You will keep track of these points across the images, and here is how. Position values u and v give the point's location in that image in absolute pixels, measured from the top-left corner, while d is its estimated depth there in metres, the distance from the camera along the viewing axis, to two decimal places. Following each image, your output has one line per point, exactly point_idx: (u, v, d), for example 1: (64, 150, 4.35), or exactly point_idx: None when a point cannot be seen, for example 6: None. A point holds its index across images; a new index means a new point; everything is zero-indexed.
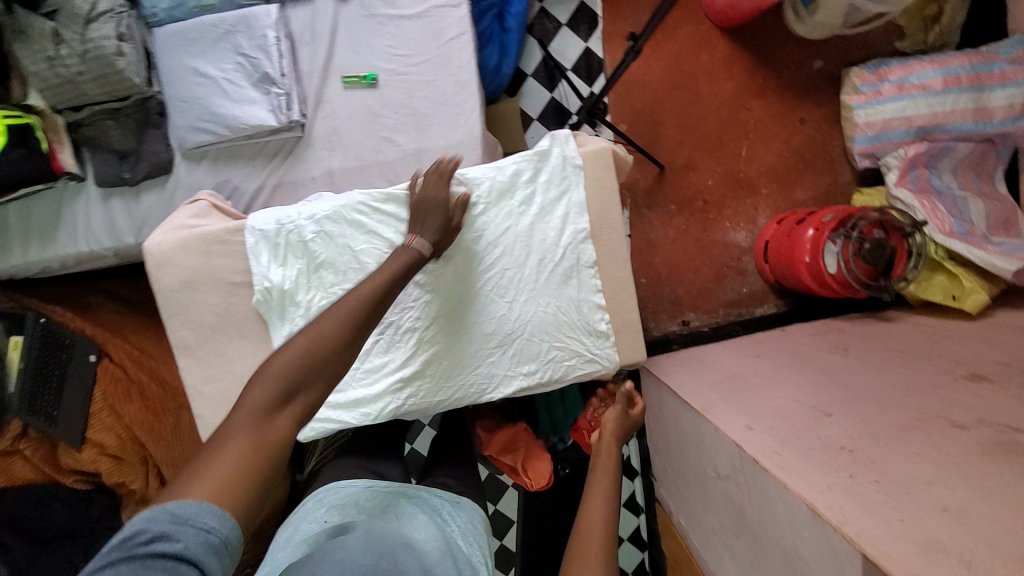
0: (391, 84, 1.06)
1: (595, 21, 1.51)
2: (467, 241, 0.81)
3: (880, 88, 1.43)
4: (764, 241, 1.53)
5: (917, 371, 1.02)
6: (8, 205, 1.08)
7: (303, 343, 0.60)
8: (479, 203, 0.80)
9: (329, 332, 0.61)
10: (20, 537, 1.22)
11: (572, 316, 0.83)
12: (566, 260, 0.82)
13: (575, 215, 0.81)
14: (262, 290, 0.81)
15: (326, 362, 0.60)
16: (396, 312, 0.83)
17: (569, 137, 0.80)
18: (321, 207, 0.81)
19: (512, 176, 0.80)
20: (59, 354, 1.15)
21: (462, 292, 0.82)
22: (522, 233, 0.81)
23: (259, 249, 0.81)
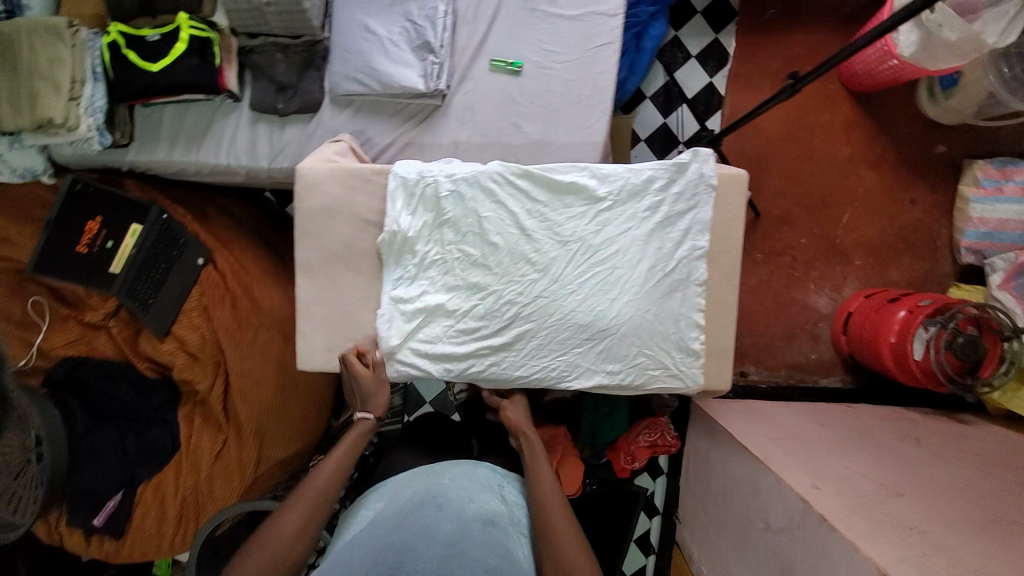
0: (534, 75, 1.11)
1: (725, 61, 1.54)
2: (586, 232, 0.84)
3: (1003, 186, 1.38)
4: (847, 311, 1.51)
5: (998, 477, 0.97)
6: (167, 106, 1.19)
7: (275, 538, 0.78)
8: (608, 199, 0.84)
9: (286, 539, 0.78)
10: (84, 406, 1.32)
11: (667, 329, 0.84)
12: (677, 273, 0.83)
13: (697, 232, 0.83)
14: (390, 232, 0.86)
15: (288, 552, 0.78)
16: (502, 283, 0.86)
17: (710, 157, 0.82)
18: (461, 168, 0.86)
19: (645, 181, 0.83)
20: (172, 250, 1.25)
21: (568, 279, 0.85)
22: (641, 237, 0.83)
23: (397, 195, 0.86)
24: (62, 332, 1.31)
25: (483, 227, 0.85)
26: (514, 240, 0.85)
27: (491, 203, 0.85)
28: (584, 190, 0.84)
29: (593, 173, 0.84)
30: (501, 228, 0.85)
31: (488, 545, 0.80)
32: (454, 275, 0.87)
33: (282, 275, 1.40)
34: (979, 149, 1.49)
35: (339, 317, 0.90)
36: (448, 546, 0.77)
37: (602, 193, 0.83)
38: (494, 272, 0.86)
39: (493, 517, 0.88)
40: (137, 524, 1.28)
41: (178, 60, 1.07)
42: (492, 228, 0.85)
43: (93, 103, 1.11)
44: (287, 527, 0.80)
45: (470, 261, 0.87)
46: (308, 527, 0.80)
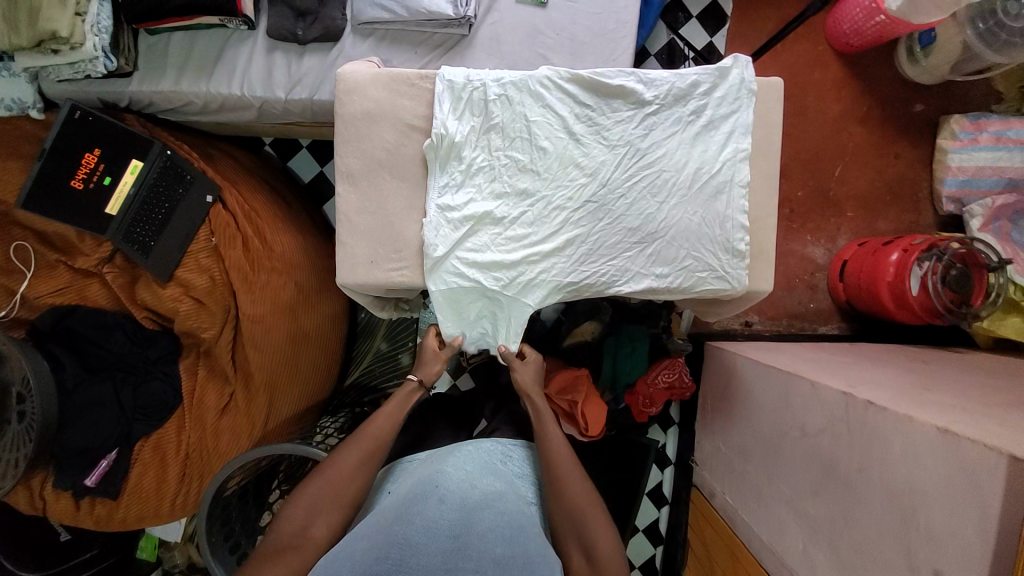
0: (560, 8, 1.13)
1: (723, 21, 1.61)
2: (633, 136, 0.86)
3: (978, 137, 1.50)
4: (842, 259, 1.59)
5: (1007, 378, 1.03)
6: (174, 34, 1.13)
7: (335, 473, 0.84)
8: (654, 103, 0.85)
9: (345, 473, 0.84)
10: (76, 359, 1.25)
11: (714, 232, 0.86)
12: (722, 175, 0.85)
13: (740, 135, 0.85)
14: (436, 135, 0.85)
15: (346, 490, 0.84)
16: (551, 188, 0.86)
17: (750, 63, 0.85)
18: (508, 73, 0.86)
19: (690, 85, 0.85)
20: (178, 186, 1.19)
21: (617, 182, 0.86)
22: (687, 140, 0.86)
23: (444, 98, 0.85)
24: (51, 279, 1.24)
25: (532, 131, 0.86)
26: (563, 144, 0.86)
27: (539, 108, 0.86)
28: (631, 94, 0.85)
29: (638, 78, 0.86)
30: (550, 132, 0.86)
31: (495, 527, 0.77)
32: (502, 181, 0.86)
33: (293, 221, 1.34)
34: (954, 108, 1.61)
35: (381, 226, 0.87)
36: (452, 539, 0.75)
37: (649, 97, 0.85)
38: (543, 178, 0.86)
39: (498, 497, 0.85)
40: (133, 485, 1.22)
41: None
42: (541, 133, 0.86)
43: (98, 22, 1.04)
44: (344, 466, 0.85)
45: (519, 166, 0.86)
46: (365, 465, 0.86)
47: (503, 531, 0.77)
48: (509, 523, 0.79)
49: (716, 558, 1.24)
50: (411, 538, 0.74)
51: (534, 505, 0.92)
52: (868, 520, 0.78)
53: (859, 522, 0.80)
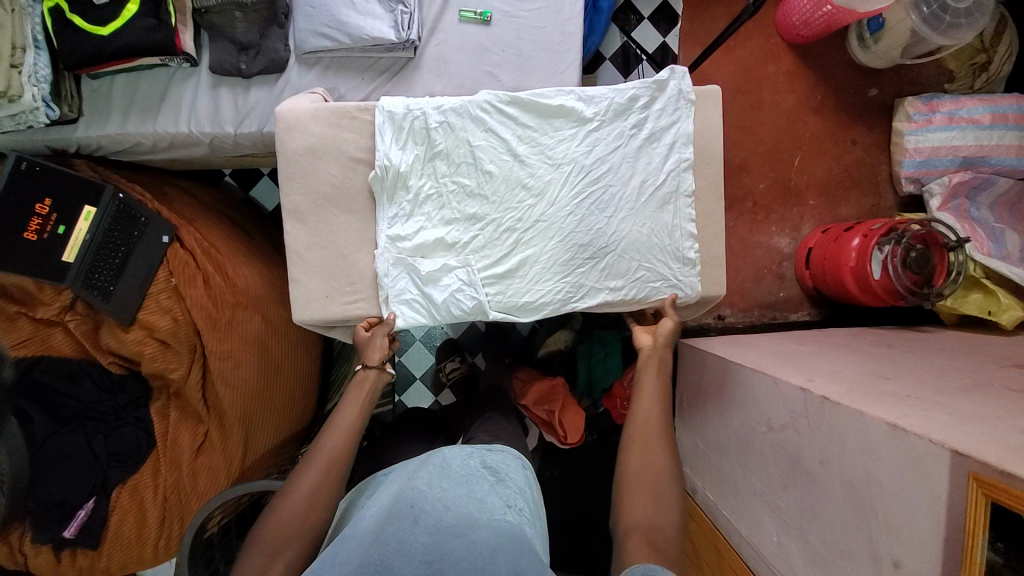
0: (503, 24, 1.13)
1: (675, 21, 1.65)
2: (577, 154, 0.87)
3: (931, 118, 1.52)
4: (807, 247, 1.61)
5: (963, 360, 1.05)
6: (117, 76, 1.12)
7: (289, 506, 0.71)
8: (595, 120, 0.86)
9: (298, 506, 0.71)
10: (44, 412, 1.23)
11: (663, 239, 0.87)
12: (667, 185, 0.86)
13: (681, 145, 0.86)
14: (380, 167, 0.85)
15: (305, 519, 0.70)
16: (500, 210, 0.87)
17: (686, 73, 0.86)
18: (449, 100, 0.86)
19: (628, 100, 0.86)
20: (133, 229, 1.18)
21: (565, 200, 0.87)
22: (630, 154, 0.87)
23: (385, 129, 0.85)
24: (11, 333, 1.21)
25: (477, 156, 0.86)
26: (508, 167, 0.86)
27: (482, 132, 0.86)
28: (570, 113, 0.86)
29: (577, 96, 0.87)
30: (494, 156, 0.86)
31: (470, 551, 0.66)
32: (451, 208, 0.87)
33: (255, 253, 1.34)
34: (906, 89, 1.64)
35: (333, 260, 0.87)
36: (426, 565, 0.65)
37: (589, 114, 0.86)
38: (492, 202, 0.87)
39: (475, 511, 0.73)
40: (114, 532, 1.21)
41: (130, 22, 1.01)
42: (485, 157, 0.86)
43: (36, 71, 1.02)
44: (301, 489, 0.72)
45: (466, 191, 0.87)
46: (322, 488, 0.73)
47: (483, 556, 0.66)
48: (488, 543, 0.68)
49: (702, 555, 1.26)
50: (387, 561, 0.64)
51: (518, 510, 0.79)
52: (834, 512, 0.79)
53: (825, 516, 0.81)
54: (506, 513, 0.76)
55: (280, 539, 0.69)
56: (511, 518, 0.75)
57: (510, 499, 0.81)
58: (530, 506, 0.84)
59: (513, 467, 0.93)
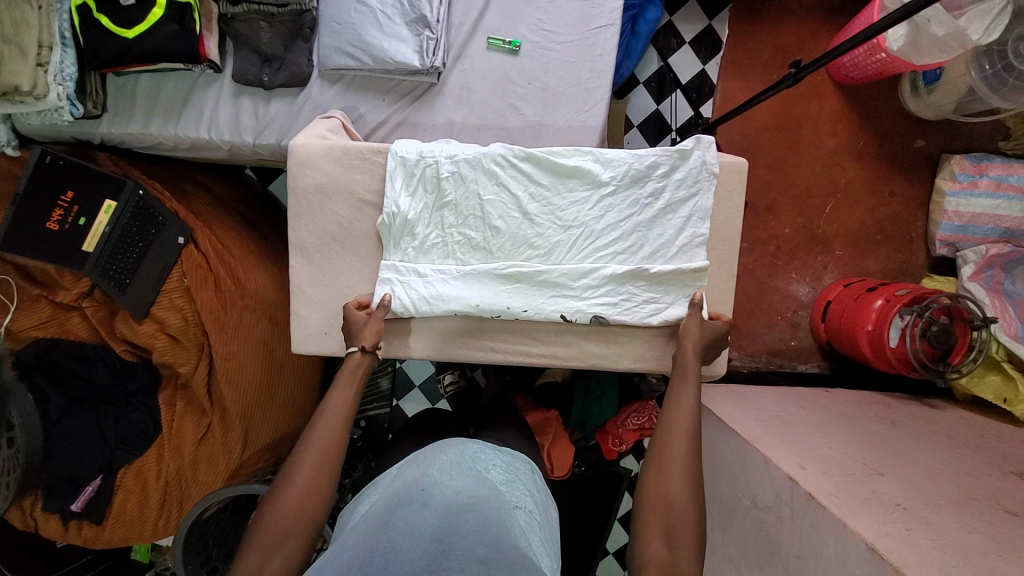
0: (532, 55, 1.09)
1: (717, 49, 1.53)
2: (588, 217, 0.85)
3: (977, 181, 1.45)
4: (826, 299, 1.56)
5: (966, 457, 1.03)
6: (142, 76, 1.12)
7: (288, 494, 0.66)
8: (611, 185, 0.84)
9: (297, 493, 0.66)
10: (59, 391, 1.28)
11: (666, 311, 0.84)
12: (677, 258, 0.84)
13: (697, 220, 0.83)
14: (389, 214, 0.84)
15: (299, 520, 0.65)
16: (503, 265, 0.85)
17: (713, 143, 0.82)
18: (463, 150, 0.85)
19: (647, 167, 0.84)
20: (150, 227, 1.20)
21: (570, 260, 0.85)
22: (643, 223, 0.84)
23: (396, 174, 0.85)
24: (33, 312, 1.27)
25: (485, 210, 0.85)
26: (516, 224, 0.85)
27: (493, 186, 0.85)
28: (586, 174, 0.84)
29: (594, 157, 0.85)
30: (503, 211, 0.85)
31: (481, 528, 0.67)
32: (455, 258, 0.86)
33: (268, 257, 1.35)
34: (955, 144, 1.55)
35: (334, 298, 0.88)
36: (434, 542, 0.64)
37: (605, 178, 0.84)
38: (496, 257, 0.86)
39: (483, 502, 0.74)
40: (118, 510, 1.27)
41: (156, 27, 1.00)
42: (494, 212, 0.85)
43: (62, 70, 1.03)
44: (299, 480, 0.67)
45: (471, 243, 0.86)
46: (319, 479, 0.68)
47: (488, 534, 0.66)
48: (496, 527, 0.68)
49: None
50: (396, 542, 0.64)
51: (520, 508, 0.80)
52: None
53: None
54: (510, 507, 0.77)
55: (278, 533, 0.64)
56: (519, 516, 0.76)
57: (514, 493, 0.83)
58: (537, 508, 0.85)
59: (521, 471, 0.94)
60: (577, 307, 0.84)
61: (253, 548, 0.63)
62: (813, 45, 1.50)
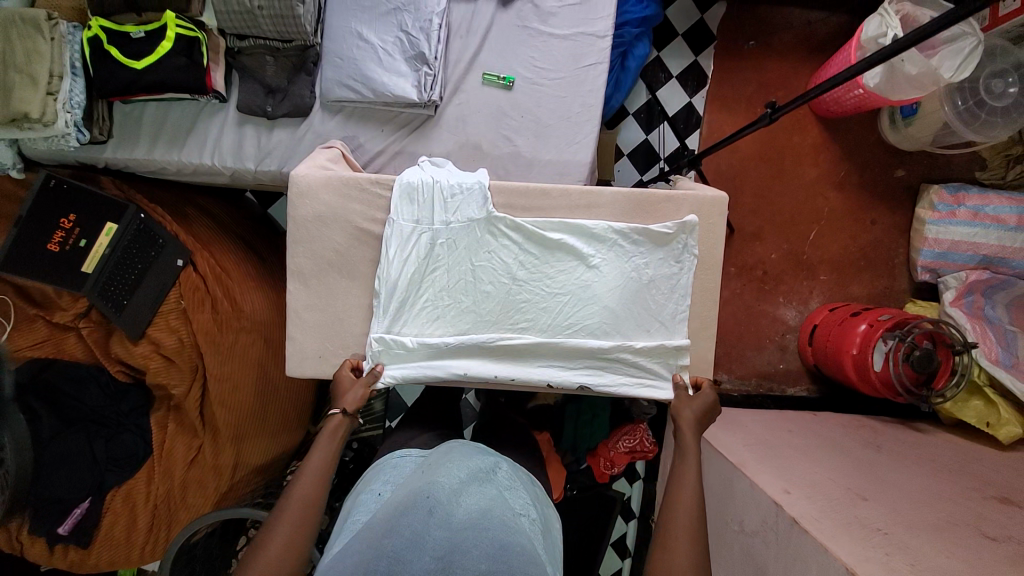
0: (525, 91, 1.15)
1: (704, 82, 1.60)
2: (575, 287, 0.88)
3: (955, 210, 1.50)
4: (812, 323, 1.59)
5: (949, 483, 1.04)
6: (148, 103, 1.16)
7: (263, 560, 0.65)
8: (595, 258, 0.88)
9: (273, 555, 0.65)
10: (51, 411, 1.28)
11: (651, 386, 0.88)
12: (659, 333, 0.88)
13: (678, 297, 0.88)
14: (383, 279, 0.89)
15: None
16: (493, 331, 0.89)
17: (696, 226, 0.86)
18: (456, 216, 0.89)
19: (631, 245, 0.88)
20: (151, 250, 1.23)
21: (557, 331, 0.88)
22: (627, 293, 0.88)
23: (391, 240, 0.89)
24: (30, 333, 1.29)
25: (477, 275, 0.89)
26: (506, 289, 0.89)
27: (484, 253, 0.89)
28: (573, 250, 0.88)
29: (581, 233, 0.88)
30: (494, 276, 0.89)
31: (482, 544, 0.70)
32: (446, 320, 0.90)
33: (267, 279, 1.38)
34: (934, 174, 1.61)
35: (329, 323, 0.90)
36: (437, 559, 0.67)
37: (589, 252, 0.88)
38: (486, 321, 0.90)
39: (486, 514, 0.77)
40: (106, 534, 1.26)
41: (164, 60, 1.04)
42: (485, 278, 0.89)
43: (70, 98, 1.06)
44: (273, 547, 0.66)
45: (462, 306, 0.90)
46: (296, 539, 0.68)
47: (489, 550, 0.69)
48: (497, 542, 0.71)
49: None
50: (401, 553, 0.67)
51: (523, 518, 0.83)
52: None
53: None
54: (514, 518, 0.80)
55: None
56: (523, 525, 0.80)
57: (518, 500, 0.87)
58: (540, 518, 0.87)
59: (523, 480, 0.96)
60: (563, 377, 0.88)
61: None
62: (794, 81, 1.58)
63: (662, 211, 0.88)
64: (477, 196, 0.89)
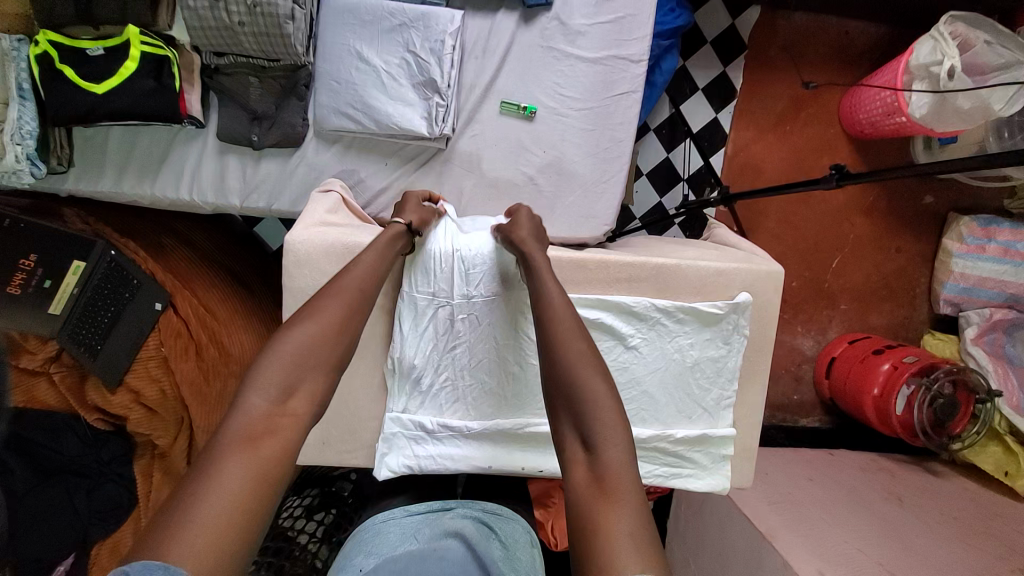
0: (549, 122, 1.02)
1: (731, 97, 1.47)
2: (612, 370, 0.79)
3: (985, 245, 1.43)
4: (830, 354, 1.54)
5: (975, 549, 1.01)
6: (112, 128, 1.00)
7: (303, 337, 0.61)
8: (634, 338, 0.79)
9: (321, 335, 0.62)
10: (23, 460, 1.11)
11: (691, 480, 0.80)
12: (702, 420, 0.80)
13: (725, 381, 0.80)
14: (395, 361, 0.79)
15: (316, 366, 0.61)
16: (517, 415, 0.81)
17: (748, 306, 0.78)
18: (479, 288, 0.79)
19: (675, 324, 0.79)
20: (123, 292, 1.09)
21: None
22: (669, 378, 0.80)
23: (404, 316, 0.79)
24: None
25: (501, 354, 0.80)
26: (534, 371, 0.80)
27: (510, 331, 0.80)
28: (611, 329, 0.78)
29: (621, 311, 0.78)
30: (521, 356, 0.80)
31: None
32: (465, 402, 0.81)
33: (255, 313, 1.27)
34: (961, 202, 1.54)
35: (335, 406, 0.82)
36: None
37: (629, 332, 0.78)
38: (511, 404, 0.81)
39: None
40: None
41: (128, 83, 0.88)
42: (510, 358, 0.80)
43: (20, 128, 0.90)
44: (314, 333, 0.62)
45: (484, 387, 0.81)
46: (344, 329, 0.64)
47: None
48: None
49: None
50: None
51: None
52: None
53: None
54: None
55: (291, 379, 0.59)
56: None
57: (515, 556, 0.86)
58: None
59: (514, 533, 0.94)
60: None
61: (260, 387, 0.57)
62: (827, 98, 1.47)
63: (710, 285, 0.79)
64: (503, 270, 0.79)
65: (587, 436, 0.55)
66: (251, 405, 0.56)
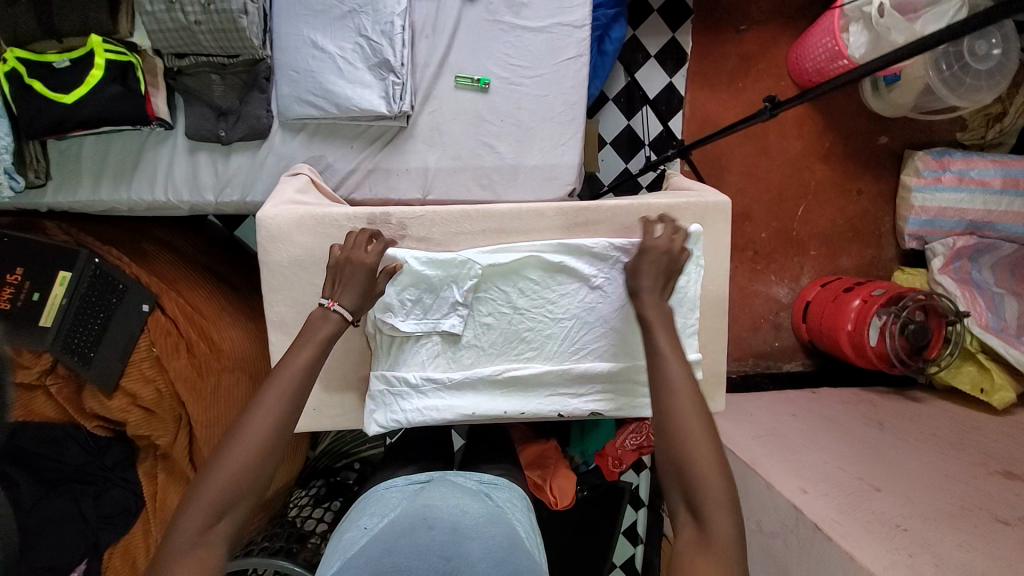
0: (502, 92, 1.06)
1: (683, 60, 1.53)
2: (579, 310, 0.84)
3: (941, 176, 1.49)
4: (804, 300, 1.58)
5: (952, 459, 1.05)
6: (85, 138, 1.04)
7: (238, 453, 0.62)
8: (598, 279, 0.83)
9: (248, 454, 0.62)
10: (27, 474, 1.11)
11: None
12: None
13: (687, 310, 0.84)
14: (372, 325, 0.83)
15: (251, 477, 0.62)
16: (497, 361, 0.85)
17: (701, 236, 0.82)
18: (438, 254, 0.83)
19: None
20: (110, 297, 1.12)
21: (565, 357, 0.85)
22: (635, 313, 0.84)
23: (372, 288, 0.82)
24: None
25: (473, 306, 0.84)
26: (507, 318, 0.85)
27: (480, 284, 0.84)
28: (574, 271, 0.82)
29: (581, 253, 0.82)
30: (493, 306, 0.84)
31: (485, 552, 0.76)
32: (445, 355, 0.85)
33: (239, 312, 1.29)
34: (916, 139, 1.60)
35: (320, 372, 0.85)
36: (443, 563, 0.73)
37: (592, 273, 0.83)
38: (488, 351, 0.85)
39: (487, 520, 0.83)
40: None
41: (96, 90, 0.92)
42: (483, 308, 0.84)
43: None
44: (244, 448, 0.62)
45: (462, 340, 0.85)
46: (272, 444, 0.64)
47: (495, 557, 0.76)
48: (499, 549, 0.77)
49: None
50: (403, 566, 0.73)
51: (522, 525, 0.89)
52: None
53: None
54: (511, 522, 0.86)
55: (222, 502, 0.60)
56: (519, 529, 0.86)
57: (508, 505, 0.93)
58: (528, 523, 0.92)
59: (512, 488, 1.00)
60: (574, 406, 0.84)
61: (194, 505, 0.60)
62: (775, 52, 1.52)
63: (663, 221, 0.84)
64: (464, 226, 0.84)
65: (697, 510, 0.60)
66: (183, 528, 0.59)
